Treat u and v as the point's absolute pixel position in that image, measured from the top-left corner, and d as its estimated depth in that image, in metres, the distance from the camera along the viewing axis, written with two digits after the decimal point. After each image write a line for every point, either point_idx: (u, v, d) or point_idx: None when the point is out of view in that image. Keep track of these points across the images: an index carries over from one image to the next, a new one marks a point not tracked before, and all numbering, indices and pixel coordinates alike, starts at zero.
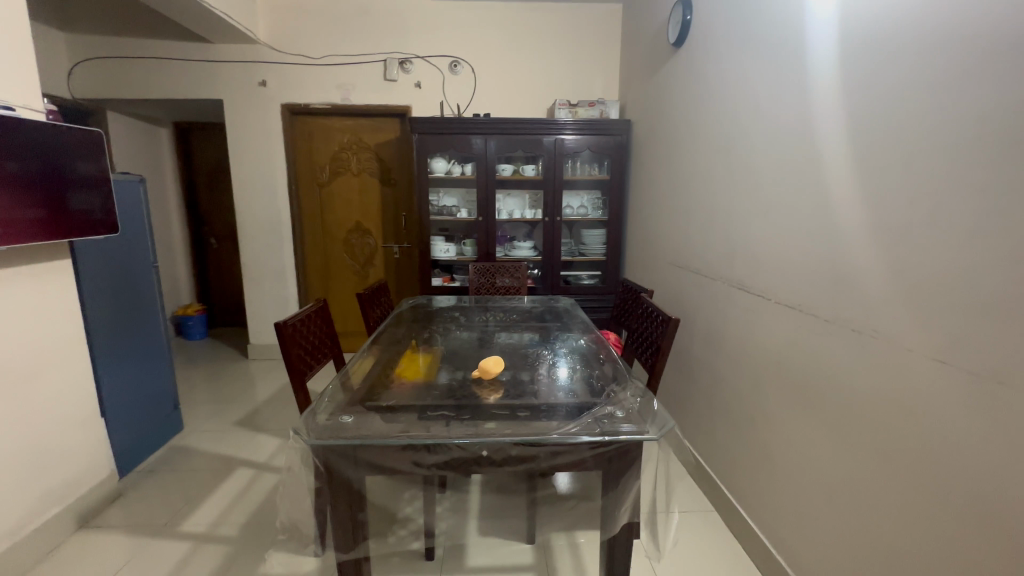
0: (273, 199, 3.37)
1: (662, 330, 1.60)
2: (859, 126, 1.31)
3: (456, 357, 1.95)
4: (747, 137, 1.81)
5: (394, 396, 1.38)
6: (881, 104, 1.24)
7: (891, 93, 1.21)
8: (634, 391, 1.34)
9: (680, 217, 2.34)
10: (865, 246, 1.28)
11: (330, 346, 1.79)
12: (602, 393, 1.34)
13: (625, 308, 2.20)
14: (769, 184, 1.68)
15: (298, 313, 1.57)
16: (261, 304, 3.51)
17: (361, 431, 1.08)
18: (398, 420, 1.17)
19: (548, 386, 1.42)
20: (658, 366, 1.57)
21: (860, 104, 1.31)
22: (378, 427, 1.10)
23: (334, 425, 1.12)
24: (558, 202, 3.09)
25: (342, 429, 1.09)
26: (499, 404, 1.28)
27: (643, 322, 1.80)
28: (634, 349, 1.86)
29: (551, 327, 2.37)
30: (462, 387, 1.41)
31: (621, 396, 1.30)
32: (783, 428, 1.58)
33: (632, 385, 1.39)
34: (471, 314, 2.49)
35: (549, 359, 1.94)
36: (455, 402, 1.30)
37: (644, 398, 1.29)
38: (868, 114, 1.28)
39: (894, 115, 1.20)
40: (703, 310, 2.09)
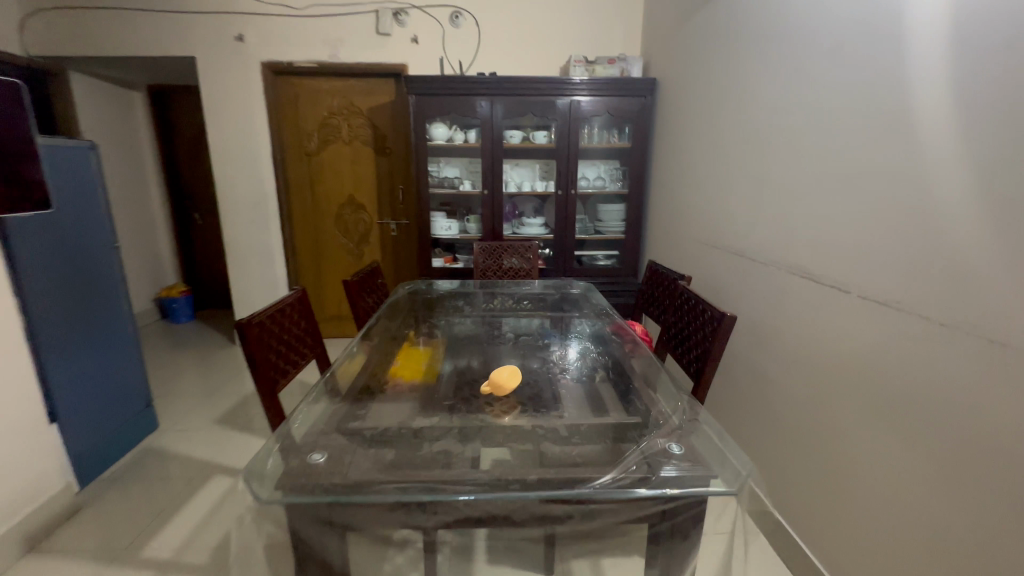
0: (257, 171, 3.05)
1: (712, 329, 1.30)
2: (959, 70, 1.04)
3: (460, 352, 1.67)
4: (797, 103, 1.55)
5: (385, 406, 1.11)
6: (989, 41, 0.98)
7: (1002, 25, 0.95)
8: (688, 410, 1.07)
9: (720, 191, 2.02)
10: (962, 224, 1.03)
11: (312, 343, 1.51)
12: (646, 414, 1.06)
13: (654, 296, 1.90)
14: (821, 156, 1.44)
15: (265, 308, 1.28)
16: (248, 286, 3.23)
17: (329, 479, 0.81)
18: (383, 453, 0.90)
19: (574, 399, 1.14)
20: (706, 371, 1.28)
21: (958, 44, 1.04)
22: (355, 471, 0.83)
23: (296, 467, 0.85)
24: (573, 173, 2.76)
25: (305, 475, 0.82)
26: (515, 428, 1.00)
27: (683, 315, 1.51)
28: (668, 345, 1.58)
29: (566, 314, 2.09)
30: (469, 400, 1.13)
31: (672, 418, 1.02)
32: (854, 447, 1.30)
33: (683, 401, 1.11)
34: (476, 300, 2.20)
35: (567, 354, 1.67)
36: (460, 425, 1.02)
37: (700, 420, 1.01)
38: (970, 54, 1.02)
39: (987, 64, 0.98)
40: (748, 298, 1.79)
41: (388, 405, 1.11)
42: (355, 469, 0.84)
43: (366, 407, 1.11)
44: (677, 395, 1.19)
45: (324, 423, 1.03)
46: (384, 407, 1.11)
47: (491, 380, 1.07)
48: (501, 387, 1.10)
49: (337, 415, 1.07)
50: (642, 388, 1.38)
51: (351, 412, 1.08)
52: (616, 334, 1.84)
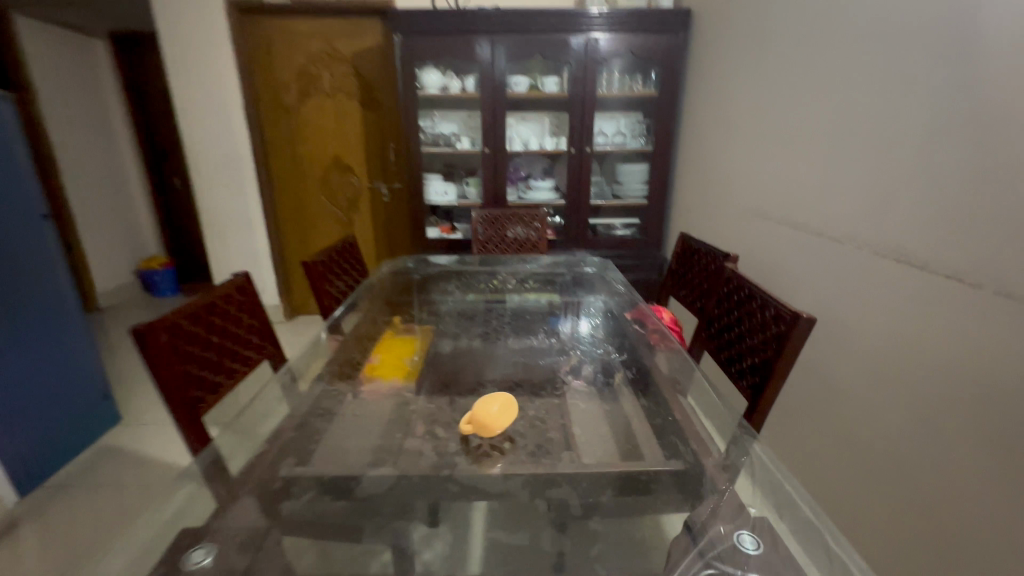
0: (228, 129, 2.70)
1: (780, 332, 0.96)
2: None
3: (450, 342, 1.35)
4: (888, 16, 1.14)
5: (333, 459, 0.82)
6: None
7: None
8: (758, 477, 0.75)
9: (771, 145, 1.62)
10: None
11: (262, 340, 1.21)
12: (696, 480, 0.75)
13: (689, 278, 1.55)
14: (929, 86, 1.04)
15: (178, 308, 0.96)
16: (228, 259, 2.94)
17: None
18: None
19: (582, 450, 0.83)
20: (769, 387, 0.95)
21: None
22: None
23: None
24: (588, 127, 2.35)
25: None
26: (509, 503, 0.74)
27: (732, 309, 1.17)
28: (709, 342, 1.25)
29: (578, 295, 1.73)
30: (447, 443, 0.83)
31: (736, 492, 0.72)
32: (953, 492, 0.98)
33: (746, 452, 0.80)
34: (472, 276, 1.85)
35: (582, 347, 1.32)
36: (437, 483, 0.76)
37: (779, 500, 0.71)
38: None
39: None
40: (804, 281, 1.43)
41: (335, 458, 0.81)
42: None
43: (305, 458, 0.81)
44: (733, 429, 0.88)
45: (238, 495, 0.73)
46: (331, 458, 0.82)
47: (483, 424, 0.79)
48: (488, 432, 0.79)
49: (259, 478, 0.77)
50: (679, 390, 1.05)
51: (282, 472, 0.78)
52: (637, 321, 1.48)
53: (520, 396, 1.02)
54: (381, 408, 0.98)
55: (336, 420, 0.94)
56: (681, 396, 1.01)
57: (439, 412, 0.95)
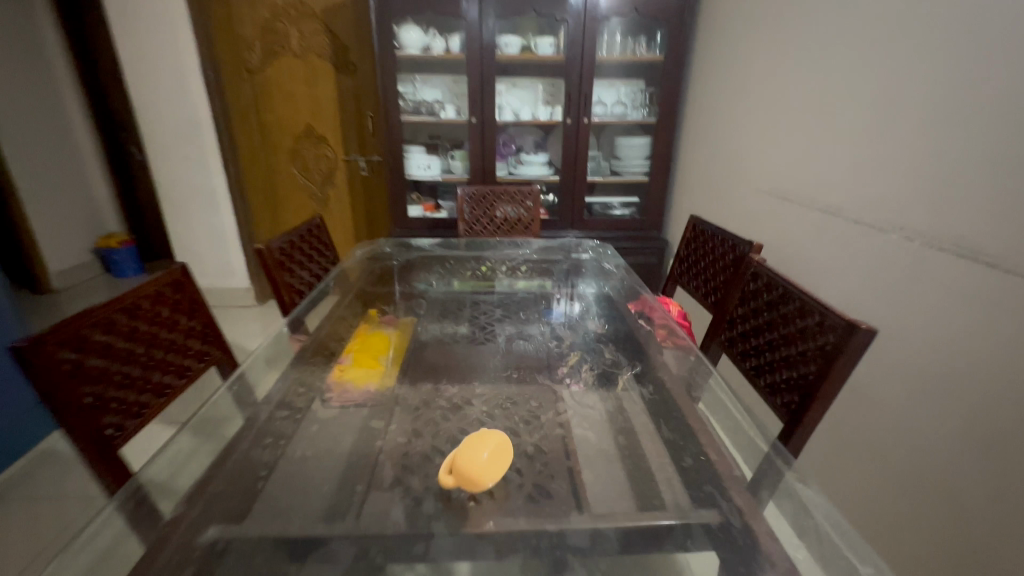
0: (185, 92, 2.41)
1: (829, 344, 0.79)
2: None
3: (430, 340, 1.15)
4: None
5: (271, 522, 0.63)
6: None
7: None
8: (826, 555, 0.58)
9: (796, 118, 1.44)
10: None
11: (205, 345, 1.01)
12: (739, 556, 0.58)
13: (705, 266, 1.37)
14: (1013, 45, 0.85)
15: (79, 312, 0.76)
16: (191, 237, 2.68)
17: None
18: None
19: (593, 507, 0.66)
20: (811, 409, 0.79)
21: None
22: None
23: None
24: (586, 95, 2.13)
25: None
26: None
27: (763, 309, 0.99)
28: (730, 346, 1.07)
29: (577, 282, 1.54)
30: (420, 498, 0.66)
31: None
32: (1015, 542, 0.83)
33: (803, 517, 0.64)
34: (459, 261, 1.65)
35: (584, 345, 1.14)
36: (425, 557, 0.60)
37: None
38: None
39: None
40: (830, 274, 1.26)
41: (272, 525, 0.63)
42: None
43: (235, 524, 0.63)
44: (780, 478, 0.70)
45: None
46: (269, 523, 0.63)
47: (470, 479, 0.58)
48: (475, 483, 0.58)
49: (168, 551, 0.58)
50: (699, 403, 0.88)
51: (200, 547, 0.60)
52: (642, 314, 1.28)
53: (510, 420, 0.84)
54: (341, 440, 0.80)
55: (282, 458, 0.75)
56: (704, 418, 0.83)
57: (411, 446, 0.77)
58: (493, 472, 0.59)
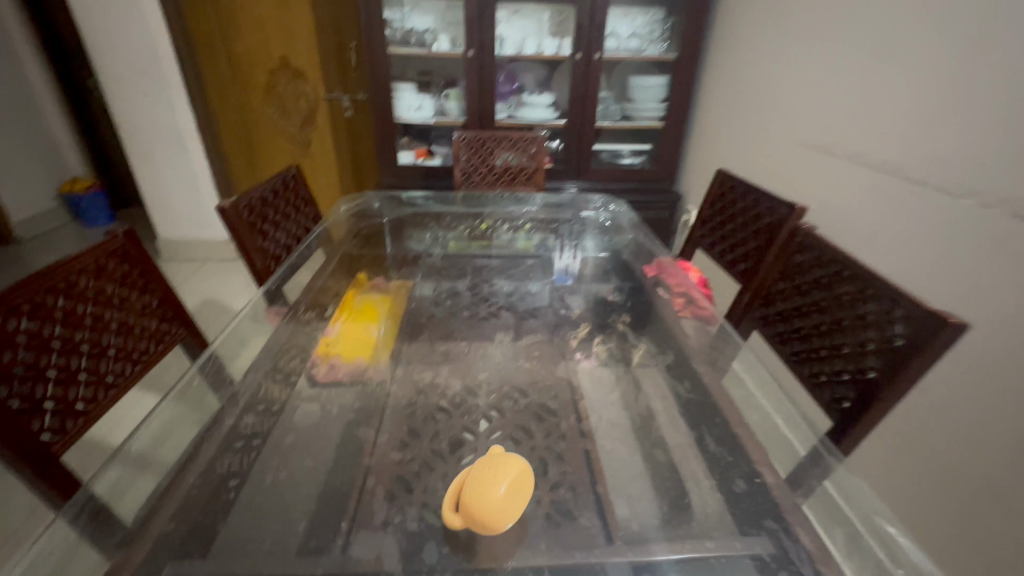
0: (138, 14, 2.09)
1: (908, 340, 0.66)
2: None
3: (426, 313, 1.01)
4: None
5: (240, 562, 0.53)
6: None
7: None
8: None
9: (852, 56, 1.23)
10: None
11: (164, 323, 0.87)
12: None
13: (734, 227, 1.21)
14: None
15: None
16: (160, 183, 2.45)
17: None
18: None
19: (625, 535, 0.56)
20: (872, 411, 0.68)
21: None
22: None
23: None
24: (598, 26, 1.88)
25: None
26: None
27: (814, 286, 0.86)
28: (768, 324, 0.95)
29: (587, 241, 1.38)
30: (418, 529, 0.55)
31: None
32: None
33: (891, 553, 0.51)
34: (457, 217, 1.48)
35: (599, 316, 1.01)
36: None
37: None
38: None
39: None
40: (875, 242, 1.13)
41: (241, 567, 0.52)
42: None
43: (195, 565, 0.52)
44: (854, 494, 0.56)
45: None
46: (239, 561, 0.53)
47: (488, 522, 0.51)
48: (493, 531, 0.50)
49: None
50: (737, 392, 0.75)
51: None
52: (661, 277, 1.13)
53: (522, 418, 0.73)
54: (326, 447, 0.69)
55: (256, 472, 0.64)
56: (742, 414, 0.70)
57: (407, 455, 0.66)
58: (493, 505, 0.50)
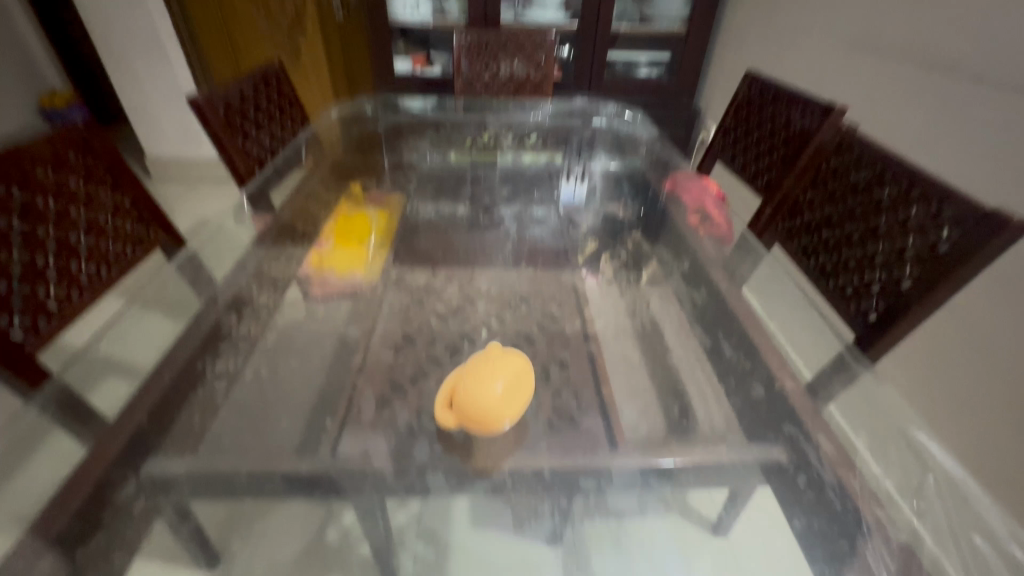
0: None
1: (955, 247, 0.59)
2: None
3: (424, 224, 0.94)
4: None
5: (224, 457, 0.50)
6: None
7: None
8: (952, 516, 0.43)
9: None
10: None
11: (138, 226, 0.81)
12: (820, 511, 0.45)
13: (760, 136, 1.09)
14: None
15: None
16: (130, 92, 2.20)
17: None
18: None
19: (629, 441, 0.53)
20: (900, 323, 0.63)
21: None
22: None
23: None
24: None
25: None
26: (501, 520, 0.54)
27: (849, 195, 0.77)
28: (791, 237, 0.88)
29: (598, 148, 1.26)
30: (414, 429, 0.53)
31: (917, 558, 0.39)
32: None
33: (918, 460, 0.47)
34: (456, 126, 1.34)
35: (610, 228, 0.94)
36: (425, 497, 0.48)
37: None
38: None
39: None
40: (916, 152, 1.03)
41: (226, 461, 0.50)
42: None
43: (176, 460, 0.49)
44: (876, 405, 0.54)
45: (32, 549, 0.41)
46: (225, 455, 0.50)
47: (480, 420, 0.48)
48: (491, 430, 0.48)
49: (87, 497, 0.45)
50: (756, 302, 0.70)
51: (132, 493, 0.47)
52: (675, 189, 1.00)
53: (524, 326, 0.69)
54: (318, 352, 0.66)
55: (243, 373, 0.61)
56: (763, 322, 0.65)
57: (402, 359, 0.63)
58: (488, 403, 0.48)
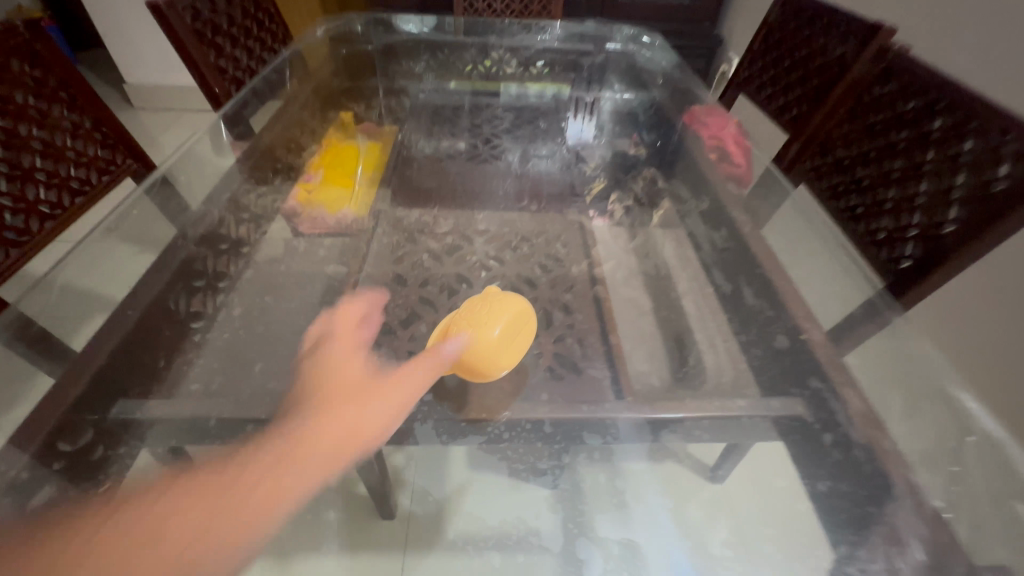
0: None
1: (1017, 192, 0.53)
2: None
3: (418, 154, 0.87)
4: None
5: (199, 402, 0.47)
6: None
7: None
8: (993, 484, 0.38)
9: None
10: None
11: (104, 150, 0.73)
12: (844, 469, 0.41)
13: (794, 61, 0.98)
14: None
15: None
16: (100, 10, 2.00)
17: (264, 480, 0.35)
18: (352, 360, 0.46)
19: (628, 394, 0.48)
20: (935, 272, 0.59)
21: None
22: (345, 415, 0.38)
23: (80, 551, 0.32)
24: None
25: (170, 517, 0.32)
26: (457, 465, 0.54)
27: (893, 129, 0.69)
28: (822, 175, 0.80)
29: (611, 77, 1.13)
30: None
31: (947, 525, 0.36)
32: None
33: (959, 422, 0.42)
34: (456, 53, 1.16)
35: (620, 163, 0.86)
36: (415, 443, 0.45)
37: None
38: None
39: None
40: (969, 82, 0.91)
41: (200, 407, 0.46)
42: (347, 408, 0.39)
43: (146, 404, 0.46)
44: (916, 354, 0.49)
45: None
46: (201, 400, 0.47)
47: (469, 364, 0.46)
48: (486, 377, 0.47)
49: (50, 440, 0.42)
50: (781, 245, 0.63)
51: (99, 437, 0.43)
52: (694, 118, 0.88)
53: (526, 266, 0.64)
54: (304, 292, 0.61)
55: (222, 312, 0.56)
56: (788, 267, 0.59)
57: (393, 299, 0.58)
58: (482, 350, 0.46)
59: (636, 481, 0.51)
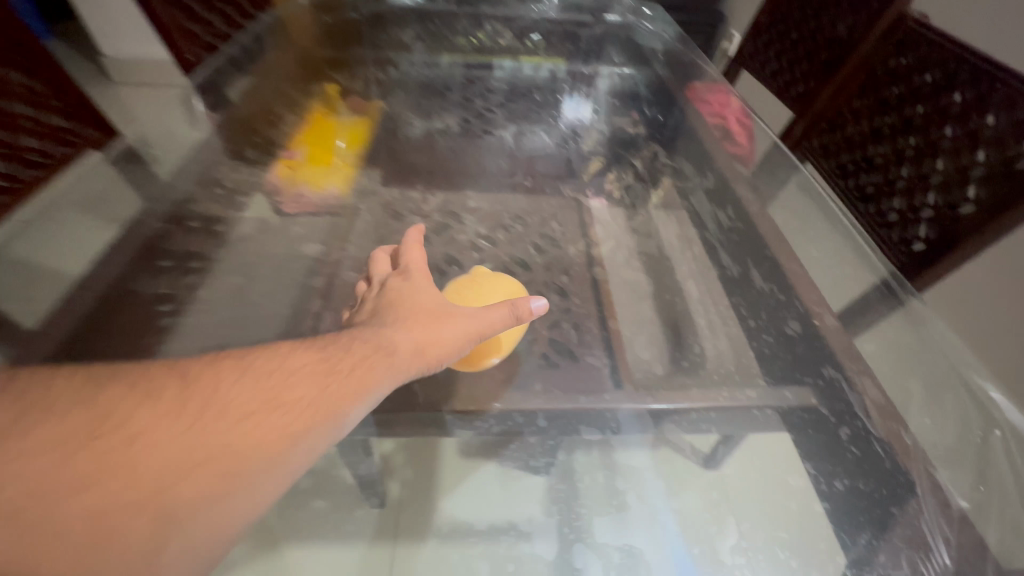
0: None
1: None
2: None
3: (407, 128, 0.82)
4: None
5: None
6: None
7: None
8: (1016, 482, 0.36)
9: None
10: None
11: (65, 119, 0.68)
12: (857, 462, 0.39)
13: (806, 30, 0.92)
14: None
15: None
16: None
17: (336, 375, 0.33)
18: (405, 276, 0.42)
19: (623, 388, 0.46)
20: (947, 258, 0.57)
21: None
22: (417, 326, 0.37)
23: (127, 412, 0.28)
24: None
25: (248, 397, 0.31)
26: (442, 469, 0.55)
27: (908, 104, 0.65)
28: (830, 154, 0.77)
29: (613, 52, 1.02)
30: None
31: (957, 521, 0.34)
32: None
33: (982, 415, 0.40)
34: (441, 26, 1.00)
35: (619, 140, 0.81)
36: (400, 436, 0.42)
37: None
38: None
39: None
40: None
41: None
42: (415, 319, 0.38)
43: None
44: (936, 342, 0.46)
45: None
46: None
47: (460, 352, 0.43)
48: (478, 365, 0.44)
49: None
50: (790, 225, 0.59)
51: None
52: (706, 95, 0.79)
53: (520, 247, 0.61)
54: (285, 272, 0.58)
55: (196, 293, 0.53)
56: (797, 249, 0.56)
57: None
58: None
59: (636, 481, 0.52)
